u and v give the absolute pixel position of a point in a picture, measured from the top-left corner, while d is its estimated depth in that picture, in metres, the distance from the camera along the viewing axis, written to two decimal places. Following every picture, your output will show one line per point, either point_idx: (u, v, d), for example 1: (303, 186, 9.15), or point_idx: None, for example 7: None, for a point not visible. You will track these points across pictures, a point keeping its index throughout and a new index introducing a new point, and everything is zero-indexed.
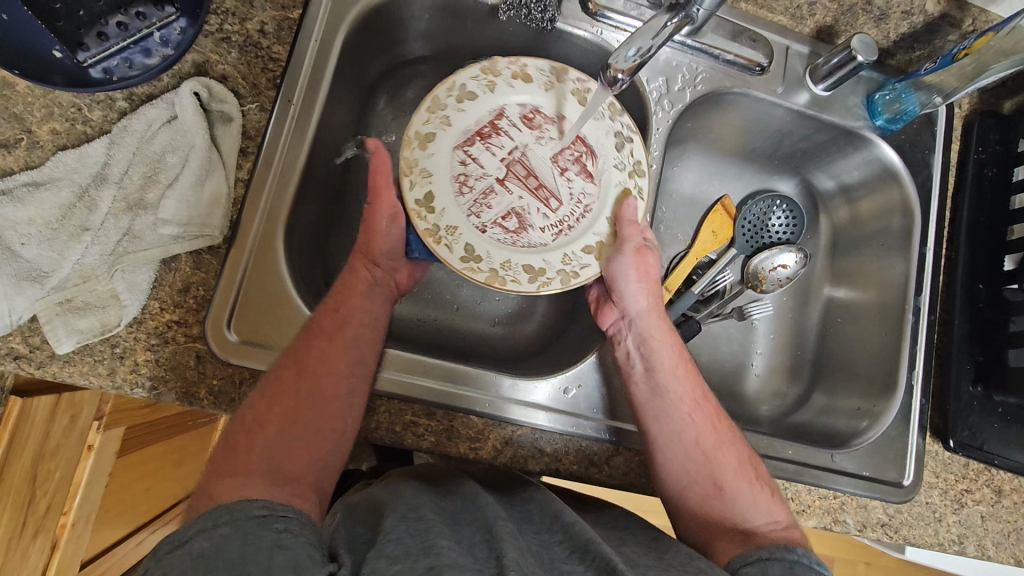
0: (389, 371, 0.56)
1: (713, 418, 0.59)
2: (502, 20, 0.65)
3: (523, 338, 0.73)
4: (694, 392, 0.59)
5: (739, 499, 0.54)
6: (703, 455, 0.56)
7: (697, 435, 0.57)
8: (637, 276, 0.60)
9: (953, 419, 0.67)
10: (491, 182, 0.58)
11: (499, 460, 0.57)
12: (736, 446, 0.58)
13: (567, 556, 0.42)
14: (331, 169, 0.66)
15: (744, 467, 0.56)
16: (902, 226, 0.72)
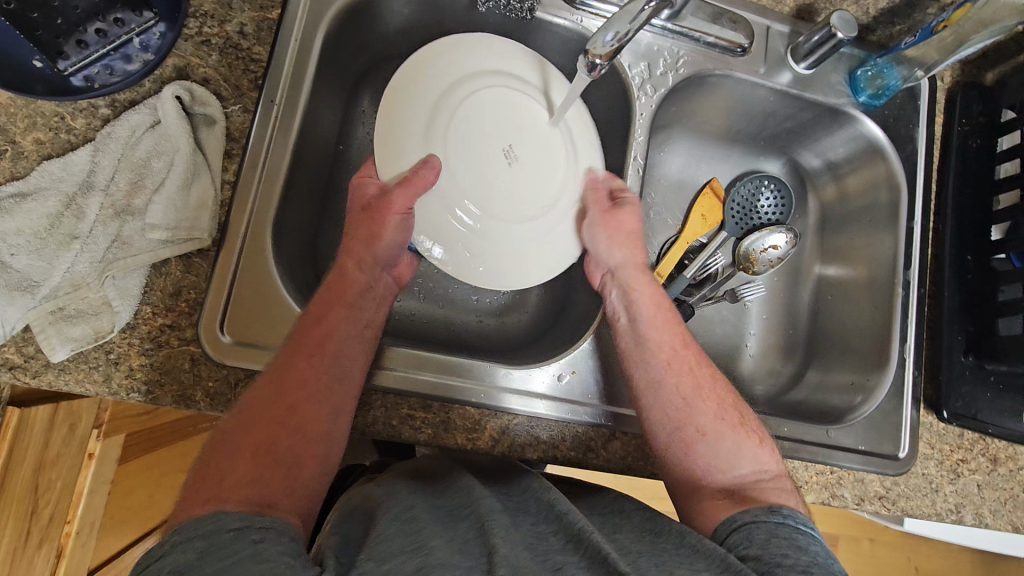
0: (388, 367, 0.56)
1: (698, 368, 0.59)
2: (481, 11, 0.66)
3: (518, 328, 0.73)
4: (674, 338, 0.60)
5: (720, 451, 0.55)
6: (683, 401, 0.57)
7: (675, 381, 0.57)
8: (610, 232, 0.62)
9: (946, 390, 0.67)
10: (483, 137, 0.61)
11: (496, 450, 0.57)
12: (715, 390, 0.58)
13: (563, 546, 0.43)
14: (317, 169, 0.66)
15: (725, 411, 0.57)
16: (889, 199, 0.73)
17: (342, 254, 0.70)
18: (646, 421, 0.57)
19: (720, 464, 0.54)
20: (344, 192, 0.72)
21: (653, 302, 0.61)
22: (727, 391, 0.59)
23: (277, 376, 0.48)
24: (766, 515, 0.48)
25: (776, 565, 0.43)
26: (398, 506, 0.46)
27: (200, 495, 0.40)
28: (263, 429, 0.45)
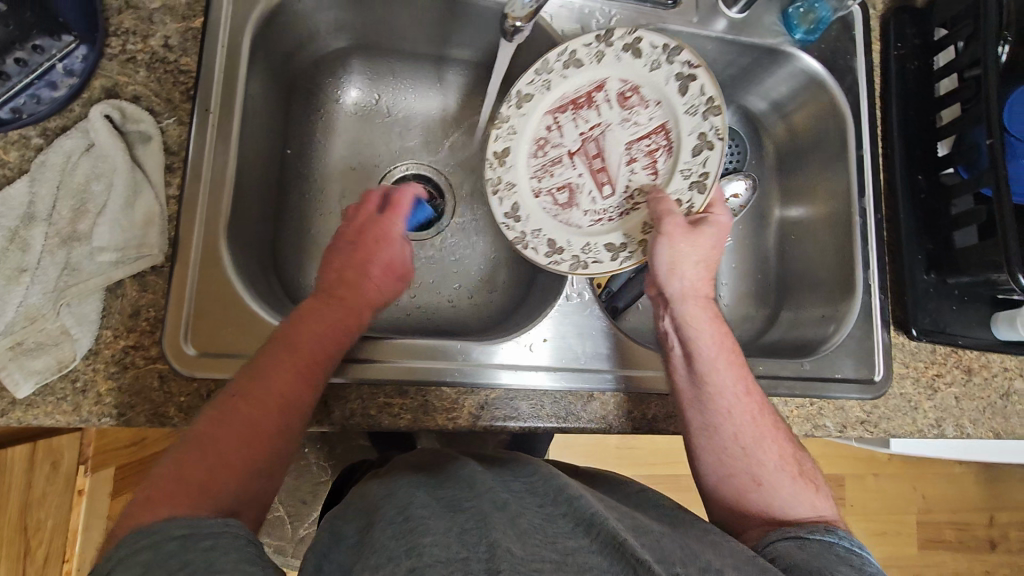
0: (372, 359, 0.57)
1: (761, 408, 0.56)
2: None
3: (491, 307, 0.74)
4: (740, 381, 0.56)
5: (773, 497, 0.52)
6: (742, 449, 0.54)
7: (737, 430, 0.54)
8: (688, 256, 0.58)
9: (913, 309, 0.68)
10: (563, 153, 0.67)
11: (478, 425, 0.58)
12: (777, 438, 0.55)
13: (574, 529, 0.43)
14: (265, 174, 0.66)
15: (785, 459, 0.54)
16: (838, 130, 0.74)
17: (304, 257, 0.70)
18: (700, 463, 0.55)
19: (777, 507, 0.52)
20: (298, 195, 0.72)
21: (727, 341, 0.57)
22: (787, 440, 0.56)
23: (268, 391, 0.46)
24: (819, 533, 0.48)
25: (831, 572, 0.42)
26: (393, 510, 0.45)
27: (180, 494, 0.39)
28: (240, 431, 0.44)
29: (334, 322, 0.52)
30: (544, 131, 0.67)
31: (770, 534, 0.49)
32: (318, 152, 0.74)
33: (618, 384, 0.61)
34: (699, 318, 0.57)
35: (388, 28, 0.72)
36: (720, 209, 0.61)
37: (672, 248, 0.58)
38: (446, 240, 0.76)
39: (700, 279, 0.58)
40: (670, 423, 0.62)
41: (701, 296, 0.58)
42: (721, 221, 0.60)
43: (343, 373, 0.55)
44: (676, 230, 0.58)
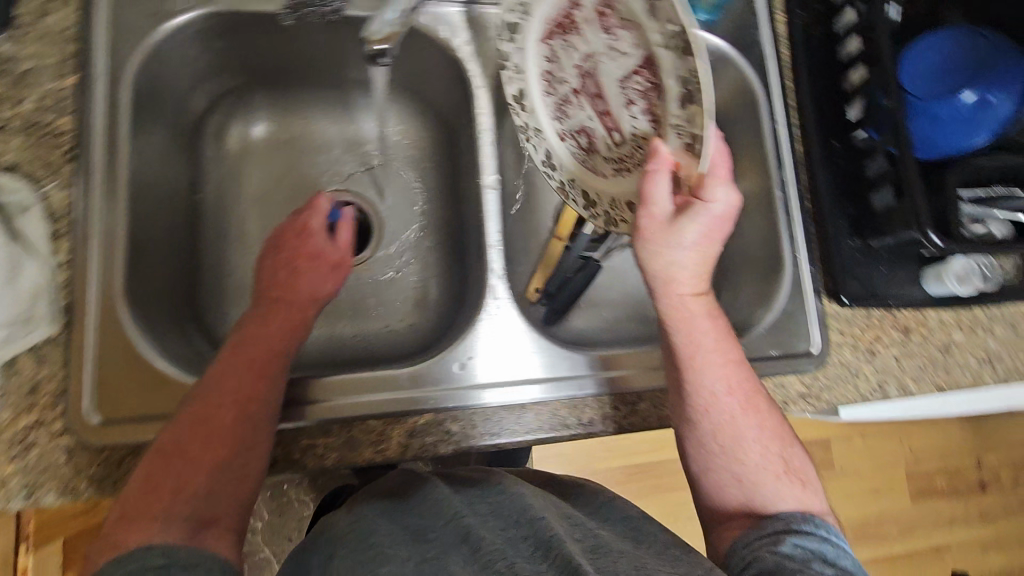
0: (320, 398, 0.56)
1: (749, 403, 0.55)
2: (288, 25, 0.63)
3: (426, 327, 0.72)
4: (728, 378, 0.55)
5: (748, 495, 0.53)
6: (723, 448, 0.54)
7: (717, 430, 0.54)
8: (671, 248, 0.53)
9: (841, 277, 0.68)
10: (570, 90, 0.63)
11: (407, 454, 0.56)
12: (765, 434, 0.55)
13: (533, 555, 0.44)
14: (170, 224, 0.64)
15: (768, 457, 0.54)
16: (752, 102, 0.73)
17: (224, 303, 0.68)
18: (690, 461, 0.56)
19: (758, 505, 0.53)
20: (212, 239, 0.69)
21: (713, 335, 0.55)
22: (777, 435, 0.55)
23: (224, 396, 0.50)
24: (798, 524, 0.50)
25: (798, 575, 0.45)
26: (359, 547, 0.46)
27: (148, 510, 0.44)
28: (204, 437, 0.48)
29: (276, 322, 0.57)
30: (549, 63, 0.63)
31: (743, 535, 0.51)
32: (228, 192, 0.71)
33: (550, 393, 0.60)
34: (679, 316, 0.55)
35: (283, 60, 0.69)
36: (715, 191, 0.52)
37: (646, 247, 0.54)
38: (373, 264, 0.74)
39: (682, 275, 0.54)
40: (609, 425, 0.61)
41: (685, 292, 0.55)
42: (712, 209, 0.52)
43: (300, 416, 0.55)
44: (654, 225, 0.53)
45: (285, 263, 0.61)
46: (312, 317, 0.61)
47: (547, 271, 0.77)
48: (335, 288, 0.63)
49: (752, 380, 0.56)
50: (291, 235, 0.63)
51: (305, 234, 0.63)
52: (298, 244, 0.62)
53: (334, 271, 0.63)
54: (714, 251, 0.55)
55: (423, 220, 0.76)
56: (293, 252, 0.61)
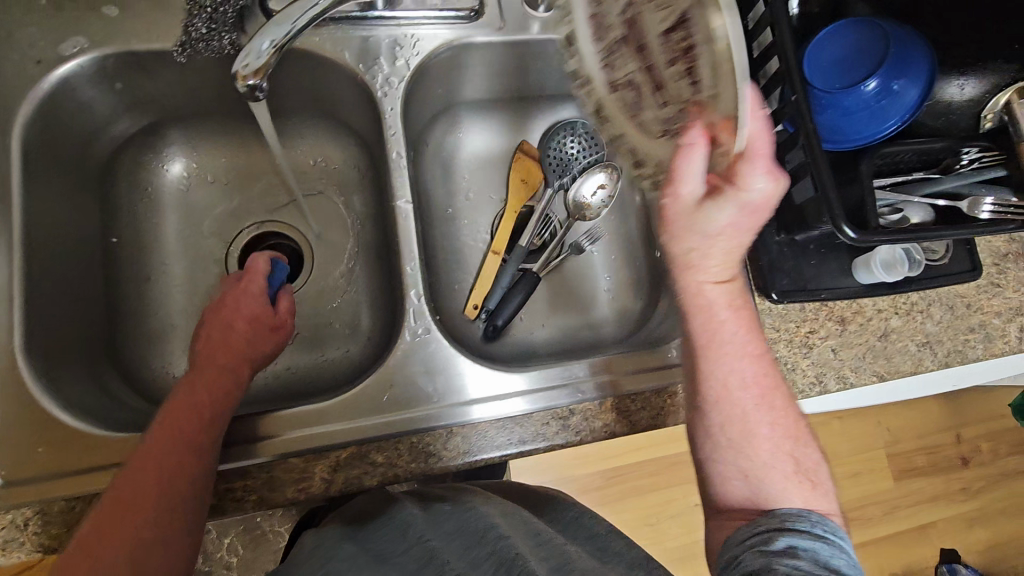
0: (280, 430, 0.56)
1: (765, 399, 0.50)
2: (184, 61, 0.62)
3: (360, 354, 0.71)
4: (749, 369, 0.50)
5: (753, 492, 0.49)
6: (734, 439, 0.49)
7: (727, 423, 0.50)
8: (695, 229, 0.48)
9: (769, 274, 0.67)
10: (626, 20, 0.47)
11: (332, 489, 0.55)
12: (783, 429, 0.50)
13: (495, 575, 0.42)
14: (83, 270, 0.62)
15: (777, 455, 0.49)
16: None
17: (146, 347, 0.66)
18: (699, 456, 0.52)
19: (764, 499, 0.48)
20: (131, 283, 0.68)
21: (730, 324, 0.50)
22: (793, 434, 0.50)
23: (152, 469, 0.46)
24: (791, 519, 0.46)
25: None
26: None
27: None
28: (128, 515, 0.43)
29: (206, 390, 0.52)
30: (596, 4, 0.49)
31: (743, 533, 0.47)
32: (146, 232, 0.70)
33: (476, 414, 0.59)
34: (696, 302, 0.51)
35: (191, 97, 0.68)
36: (750, 179, 0.44)
37: (670, 229, 0.49)
38: (307, 295, 0.74)
39: (705, 260, 0.49)
40: (541, 443, 0.60)
41: (708, 278, 0.50)
42: (750, 193, 0.45)
43: (256, 453, 0.55)
44: (677, 208, 0.48)
45: (222, 324, 0.58)
46: (249, 377, 0.57)
47: (484, 286, 0.77)
48: (270, 352, 0.61)
49: (774, 372, 0.51)
50: (230, 297, 0.61)
51: (242, 295, 0.61)
52: (236, 302, 0.60)
53: (271, 335, 0.61)
54: (745, 236, 0.48)
55: (353, 245, 0.75)
56: (232, 313, 0.59)
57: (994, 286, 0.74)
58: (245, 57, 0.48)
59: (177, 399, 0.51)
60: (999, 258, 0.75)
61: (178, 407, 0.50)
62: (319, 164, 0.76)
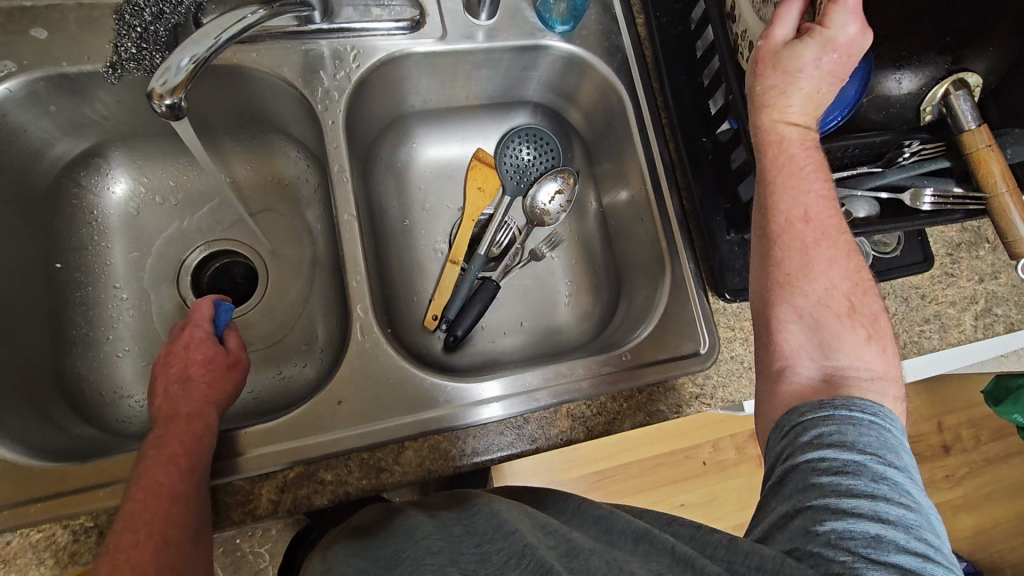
0: (252, 449, 0.55)
1: (825, 237, 0.54)
2: (115, 83, 0.61)
3: (315, 370, 0.69)
4: (822, 200, 0.55)
5: (808, 332, 0.53)
6: (793, 278, 0.54)
7: (790, 261, 0.54)
8: (777, 70, 0.53)
9: (721, 273, 0.67)
10: None
11: (280, 510, 0.54)
12: (840, 270, 0.54)
13: (505, 565, 0.43)
14: (24, 295, 0.61)
15: (830, 294, 0.53)
16: (619, 105, 0.73)
17: (94, 373, 0.65)
18: (758, 294, 0.57)
19: (816, 346, 0.52)
20: (76, 307, 0.66)
21: (802, 164, 0.55)
22: (851, 278, 0.54)
23: (138, 532, 0.46)
24: (817, 410, 0.48)
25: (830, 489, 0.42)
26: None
27: None
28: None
29: (176, 444, 0.51)
30: None
31: (792, 409, 0.50)
32: (91, 254, 0.69)
33: (428, 427, 0.58)
34: (778, 141, 0.55)
35: (131, 118, 0.67)
36: (838, 19, 0.50)
37: (756, 74, 0.55)
38: (260, 312, 0.73)
39: (788, 102, 0.54)
40: (496, 454, 0.59)
41: (784, 118, 0.55)
42: (818, 49, 0.51)
43: (235, 470, 0.54)
44: (769, 55, 0.54)
45: (176, 376, 0.57)
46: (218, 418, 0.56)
47: (443, 297, 0.76)
48: (235, 389, 0.60)
49: (838, 219, 0.55)
50: (179, 346, 0.59)
51: (193, 343, 0.60)
52: (186, 349, 0.59)
53: (230, 372, 0.60)
54: (825, 85, 0.54)
55: (309, 261, 0.75)
56: (183, 363, 0.58)
57: (949, 276, 0.75)
58: (163, 74, 0.47)
59: (146, 461, 0.50)
60: (952, 248, 0.76)
61: (148, 469, 0.49)
62: (270, 180, 0.75)
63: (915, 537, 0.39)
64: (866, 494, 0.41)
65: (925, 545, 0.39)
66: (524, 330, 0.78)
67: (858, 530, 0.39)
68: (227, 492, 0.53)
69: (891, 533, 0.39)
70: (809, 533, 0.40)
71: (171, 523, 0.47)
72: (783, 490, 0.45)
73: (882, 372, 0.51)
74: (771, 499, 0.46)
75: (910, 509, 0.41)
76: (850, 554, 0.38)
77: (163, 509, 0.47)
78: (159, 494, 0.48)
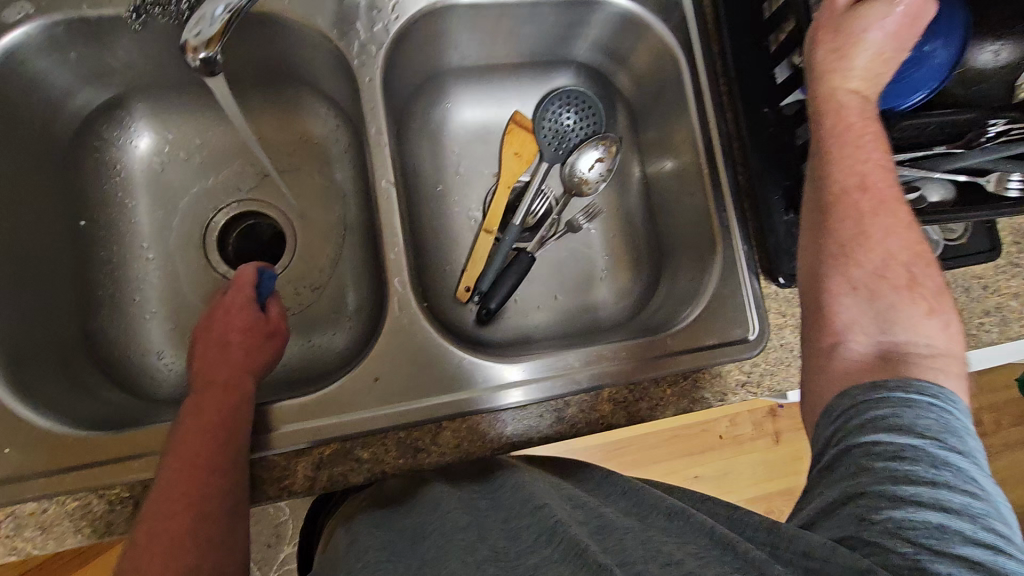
0: (286, 424, 0.53)
1: (885, 207, 0.49)
2: (137, 28, 0.57)
3: (344, 341, 0.67)
4: (883, 164, 0.50)
5: (862, 308, 0.48)
6: (847, 248, 0.49)
7: (845, 230, 0.49)
8: (837, 32, 0.51)
9: (776, 256, 0.63)
10: None
11: (317, 487, 0.53)
12: (900, 237, 0.49)
13: (534, 543, 0.40)
14: (48, 255, 0.59)
15: (888, 266, 0.48)
16: (675, 72, 0.68)
17: (120, 335, 0.63)
18: (808, 271, 0.51)
19: (872, 324, 0.47)
20: (103, 268, 0.64)
21: (859, 131, 0.51)
22: (914, 252, 0.48)
23: (175, 500, 0.44)
24: (869, 393, 0.43)
25: (886, 476, 0.37)
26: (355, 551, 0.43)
27: None
28: (171, 538, 0.43)
29: (212, 412, 0.50)
30: None
31: (843, 393, 0.45)
32: (117, 212, 0.66)
33: (465, 407, 0.56)
34: (838, 106, 0.52)
35: (154, 67, 0.63)
36: None
37: (815, 41, 0.53)
38: (289, 278, 0.70)
39: (854, 62, 0.51)
40: (534, 436, 0.57)
41: (844, 85, 0.52)
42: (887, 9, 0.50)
43: (268, 445, 0.53)
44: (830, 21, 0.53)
45: (215, 340, 0.55)
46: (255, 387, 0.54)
47: (477, 267, 0.73)
48: (273, 359, 0.57)
49: (898, 188, 0.50)
50: (220, 310, 0.57)
51: (234, 308, 0.57)
52: (227, 316, 0.57)
53: (269, 341, 0.57)
54: (889, 51, 0.52)
55: (338, 226, 0.71)
56: (223, 328, 0.56)
57: (1015, 266, 0.70)
58: (198, 25, 0.45)
59: (182, 428, 0.49)
60: (1021, 236, 0.71)
61: (183, 438, 0.48)
62: (298, 139, 0.71)
63: (984, 527, 0.34)
64: (926, 481, 0.37)
65: (995, 535, 0.34)
66: (560, 305, 0.76)
67: (918, 520, 0.35)
68: (264, 468, 0.53)
69: (956, 522, 0.34)
70: (864, 520, 0.36)
71: (207, 495, 0.45)
72: (833, 477, 0.40)
73: (945, 348, 0.46)
74: (816, 485, 0.41)
75: (975, 496, 0.36)
76: (911, 544, 0.34)
77: (199, 482, 0.46)
78: (195, 462, 0.46)
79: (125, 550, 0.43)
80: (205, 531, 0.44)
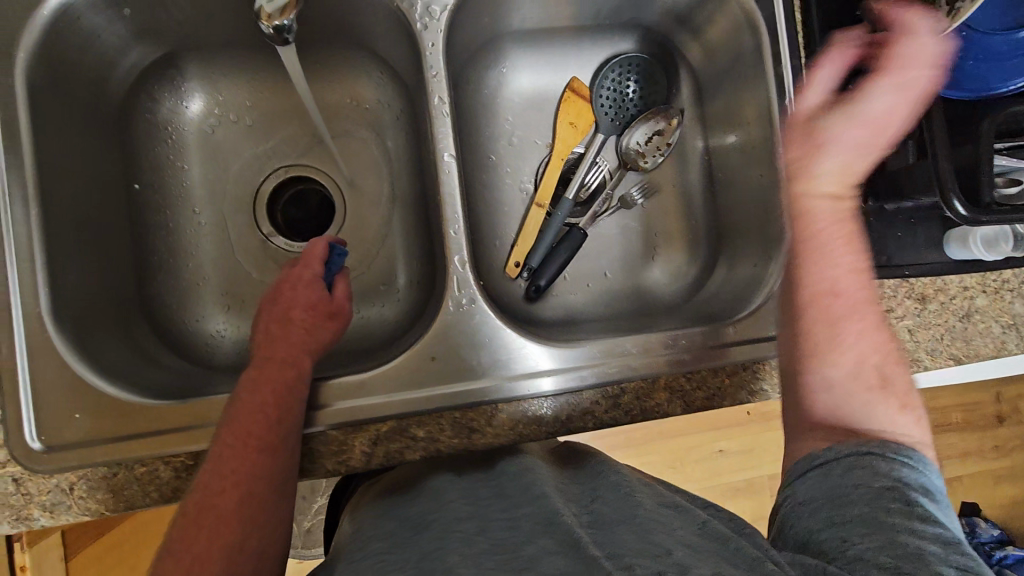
0: (332, 403, 0.53)
1: (857, 307, 0.47)
2: None
3: (391, 315, 0.67)
4: (855, 263, 0.49)
5: (841, 396, 0.45)
6: (833, 337, 0.47)
7: (829, 317, 0.47)
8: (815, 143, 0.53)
9: None
10: None
11: (374, 462, 0.54)
12: (866, 337, 0.47)
13: (534, 533, 0.40)
14: (107, 220, 0.59)
15: (859, 365, 0.46)
16: (753, 46, 0.63)
17: (172, 301, 0.63)
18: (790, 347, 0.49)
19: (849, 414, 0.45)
20: (158, 233, 0.64)
21: (828, 236, 0.49)
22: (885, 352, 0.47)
23: (225, 479, 0.45)
24: (845, 447, 0.43)
25: (860, 516, 0.38)
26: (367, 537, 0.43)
27: None
28: (217, 517, 0.44)
29: (267, 390, 0.49)
30: None
31: (814, 460, 0.44)
32: (172, 177, 0.65)
33: (515, 392, 0.55)
34: (806, 211, 0.51)
35: (206, 24, 0.61)
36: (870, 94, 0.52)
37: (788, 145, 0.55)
38: None
39: (816, 171, 0.52)
40: (588, 421, 0.57)
41: (810, 190, 0.51)
42: (863, 102, 0.52)
43: (318, 421, 0.53)
44: (798, 120, 0.55)
45: (278, 317, 0.54)
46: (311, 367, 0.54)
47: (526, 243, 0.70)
48: (334, 339, 0.57)
49: (873, 291, 0.48)
50: (287, 284, 0.56)
51: (299, 284, 0.56)
52: (294, 292, 0.56)
53: (329, 323, 0.56)
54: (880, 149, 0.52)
55: (388, 198, 0.70)
56: (289, 303, 0.55)
57: None
58: None
59: (236, 406, 0.49)
60: None
61: (236, 415, 0.48)
62: (351, 104, 0.69)
63: (954, 552, 0.35)
64: (897, 513, 0.37)
65: (965, 559, 0.35)
66: (610, 286, 0.74)
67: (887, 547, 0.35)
68: (324, 442, 0.54)
69: (929, 546, 0.35)
70: (841, 550, 0.37)
71: (255, 476, 0.46)
72: (808, 514, 0.40)
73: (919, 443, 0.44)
74: (791, 514, 0.41)
75: (946, 529, 0.37)
76: (882, 569, 0.34)
77: (249, 461, 0.46)
78: (247, 442, 0.47)
79: (173, 521, 0.44)
80: (252, 512, 0.45)
